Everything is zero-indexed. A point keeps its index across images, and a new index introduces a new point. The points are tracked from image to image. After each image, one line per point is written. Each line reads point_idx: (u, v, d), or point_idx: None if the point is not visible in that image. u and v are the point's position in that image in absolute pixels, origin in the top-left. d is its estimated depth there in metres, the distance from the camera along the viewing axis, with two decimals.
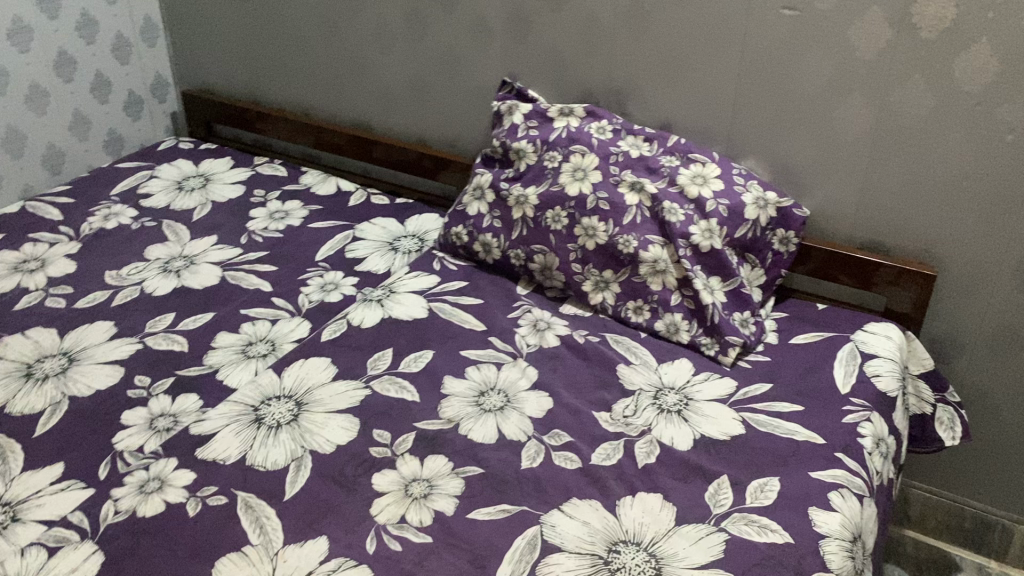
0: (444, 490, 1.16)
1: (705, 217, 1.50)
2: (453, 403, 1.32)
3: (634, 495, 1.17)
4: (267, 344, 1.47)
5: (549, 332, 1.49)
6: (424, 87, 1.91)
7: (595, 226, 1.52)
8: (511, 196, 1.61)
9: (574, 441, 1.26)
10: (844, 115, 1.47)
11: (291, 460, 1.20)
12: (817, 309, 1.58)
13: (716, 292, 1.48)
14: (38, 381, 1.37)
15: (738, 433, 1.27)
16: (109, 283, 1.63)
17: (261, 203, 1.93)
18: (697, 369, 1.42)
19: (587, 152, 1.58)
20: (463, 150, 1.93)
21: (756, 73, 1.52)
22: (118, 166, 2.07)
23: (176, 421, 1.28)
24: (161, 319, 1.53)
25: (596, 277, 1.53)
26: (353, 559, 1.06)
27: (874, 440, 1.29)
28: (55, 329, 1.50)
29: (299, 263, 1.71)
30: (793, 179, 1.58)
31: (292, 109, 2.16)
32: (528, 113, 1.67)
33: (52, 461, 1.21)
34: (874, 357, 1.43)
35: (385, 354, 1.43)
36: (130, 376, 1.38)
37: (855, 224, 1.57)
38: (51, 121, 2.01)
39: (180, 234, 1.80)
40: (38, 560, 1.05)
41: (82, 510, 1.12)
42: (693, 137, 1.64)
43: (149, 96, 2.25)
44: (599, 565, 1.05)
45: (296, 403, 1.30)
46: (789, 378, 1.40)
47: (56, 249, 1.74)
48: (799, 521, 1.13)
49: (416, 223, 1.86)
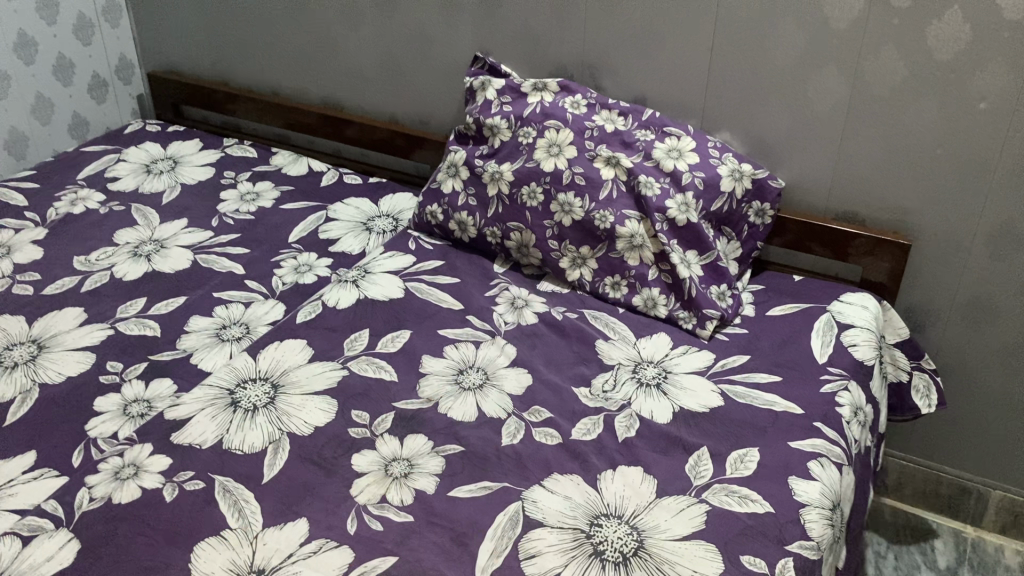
0: (425, 469, 1.16)
1: (681, 191, 1.49)
2: (431, 382, 1.32)
3: (616, 468, 1.17)
4: (242, 327, 1.45)
5: (526, 309, 1.49)
6: (395, 64, 1.88)
7: (572, 202, 1.51)
8: (486, 173, 1.59)
9: (554, 416, 1.26)
10: (818, 86, 1.47)
11: (269, 443, 1.19)
12: (793, 280, 1.58)
13: (693, 266, 1.48)
14: (6, 369, 1.34)
15: (718, 405, 1.28)
16: (78, 269, 1.60)
17: (232, 184, 1.90)
18: (675, 343, 1.42)
19: (562, 127, 1.56)
20: (436, 128, 1.92)
21: (729, 45, 1.51)
22: (83, 151, 2.03)
23: (151, 407, 1.26)
24: (132, 304, 1.51)
25: (573, 254, 1.53)
26: (334, 540, 1.05)
27: (852, 409, 1.30)
28: (23, 317, 1.47)
29: (272, 245, 1.69)
30: (768, 151, 1.58)
31: (261, 89, 2.12)
32: (501, 88, 1.65)
33: (24, 450, 1.19)
34: (851, 327, 1.44)
35: (362, 335, 1.41)
36: (101, 362, 1.36)
37: (829, 195, 1.57)
38: (13, 105, 1.97)
39: (150, 218, 1.77)
40: (12, 549, 1.03)
41: (56, 498, 1.10)
42: (667, 111, 1.64)
43: (114, 79, 2.21)
44: (581, 539, 1.05)
45: (272, 385, 1.29)
46: (767, 349, 1.40)
47: (22, 235, 1.70)
48: (779, 491, 1.14)
49: (390, 203, 1.84)
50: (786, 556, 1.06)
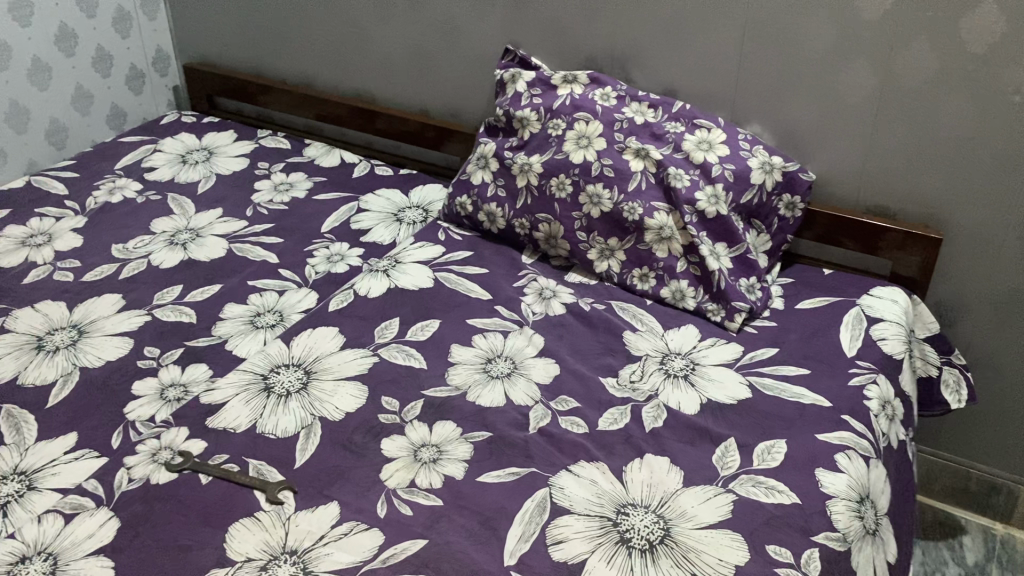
0: (453, 456, 1.18)
1: (711, 182, 1.49)
2: (460, 371, 1.33)
3: (642, 458, 1.18)
4: (275, 314, 1.47)
5: (554, 299, 1.50)
6: (425, 56, 1.90)
7: (600, 193, 1.52)
8: (515, 165, 1.61)
9: (581, 406, 1.27)
10: (849, 78, 1.47)
11: (302, 428, 1.21)
12: (823, 274, 1.58)
13: (722, 258, 1.48)
14: (48, 353, 1.38)
15: (745, 396, 1.28)
16: (116, 257, 1.64)
17: (265, 175, 1.93)
18: (703, 335, 1.42)
19: (591, 119, 1.57)
20: (466, 121, 1.93)
21: (759, 37, 1.51)
22: (121, 141, 2.07)
23: (187, 391, 1.29)
24: (168, 292, 1.54)
25: (601, 245, 1.54)
26: (364, 522, 1.07)
27: (881, 402, 1.30)
28: (64, 302, 1.51)
29: (305, 235, 1.72)
30: (798, 144, 1.58)
31: (294, 81, 2.15)
32: (531, 80, 1.66)
33: (65, 431, 1.22)
34: (880, 321, 1.44)
35: (392, 324, 1.43)
36: (140, 348, 1.39)
37: (859, 188, 1.57)
38: (54, 96, 2.01)
39: (185, 208, 1.80)
40: (55, 526, 1.07)
41: (96, 478, 1.13)
42: (697, 103, 1.64)
43: (150, 70, 2.24)
44: (608, 527, 1.06)
45: (306, 371, 1.31)
46: (795, 342, 1.40)
47: (62, 223, 1.74)
48: (805, 482, 1.15)
49: (420, 194, 1.86)
50: (812, 546, 1.06)
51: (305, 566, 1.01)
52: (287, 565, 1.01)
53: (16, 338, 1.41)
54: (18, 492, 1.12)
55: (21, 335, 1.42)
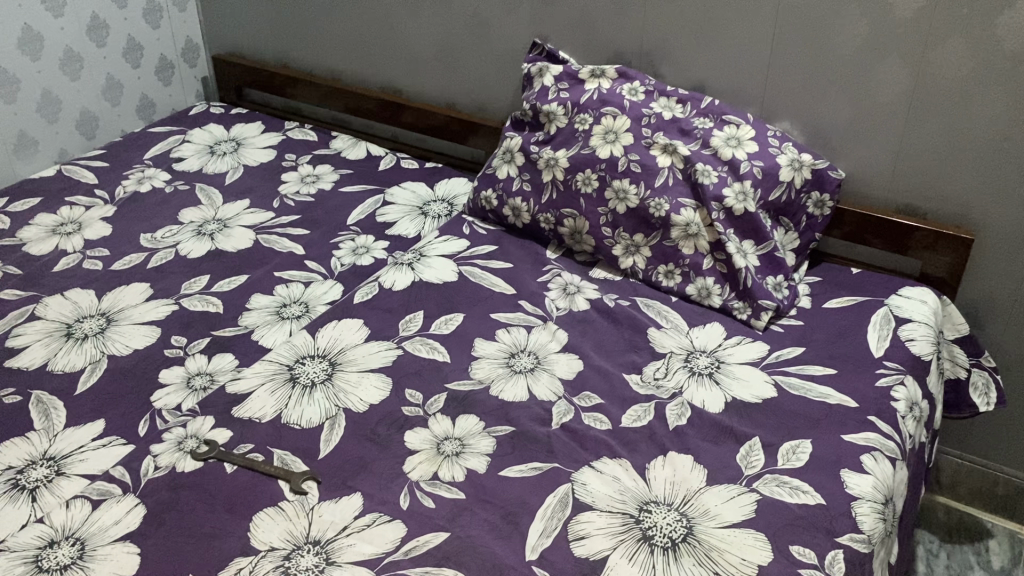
0: (476, 449, 1.18)
1: (739, 179, 1.48)
2: (484, 365, 1.33)
3: (665, 455, 1.17)
4: (301, 305, 1.48)
5: (578, 295, 1.49)
6: (453, 50, 1.90)
7: (627, 188, 1.51)
8: (541, 159, 1.60)
9: (604, 402, 1.27)
10: (881, 76, 1.45)
11: (326, 419, 1.22)
12: (851, 273, 1.56)
13: (749, 256, 1.47)
14: (77, 340, 1.39)
15: (771, 396, 1.27)
16: (144, 246, 1.65)
17: (292, 167, 1.94)
18: (729, 334, 1.41)
19: (619, 114, 1.56)
20: (493, 114, 1.93)
21: (790, 33, 1.49)
22: (151, 131, 2.08)
23: (213, 380, 1.31)
24: (195, 281, 1.55)
25: (627, 241, 1.53)
26: (387, 514, 1.08)
27: (908, 404, 1.29)
28: (93, 290, 1.52)
29: (331, 227, 1.72)
30: (828, 141, 1.56)
31: (321, 73, 2.16)
32: (558, 75, 1.65)
33: (93, 418, 1.24)
34: (908, 322, 1.42)
35: (416, 317, 1.43)
36: (167, 336, 1.41)
37: (890, 187, 1.55)
38: (85, 86, 2.03)
39: (213, 198, 1.81)
40: (82, 512, 1.08)
41: (123, 465, 1.14)
42: (726, 99, 1.62)
43: (180, 61, 2.26)
44: (630, 524, 1.06)
45: (330, 363, 1.32)
46: (821, 342, 1.39)
47: (92, 212, 1.76)
48: (830, 483, 1.14)
49: (445, 187, 1.86)
50: (837, 548, 1.05)
51: (328, 557, 1.02)
52: (310, 555, 1.02)
53: (46, 325, 1.43)
54: (47, 477, 1.13)
55: (51, 322, 1.44)
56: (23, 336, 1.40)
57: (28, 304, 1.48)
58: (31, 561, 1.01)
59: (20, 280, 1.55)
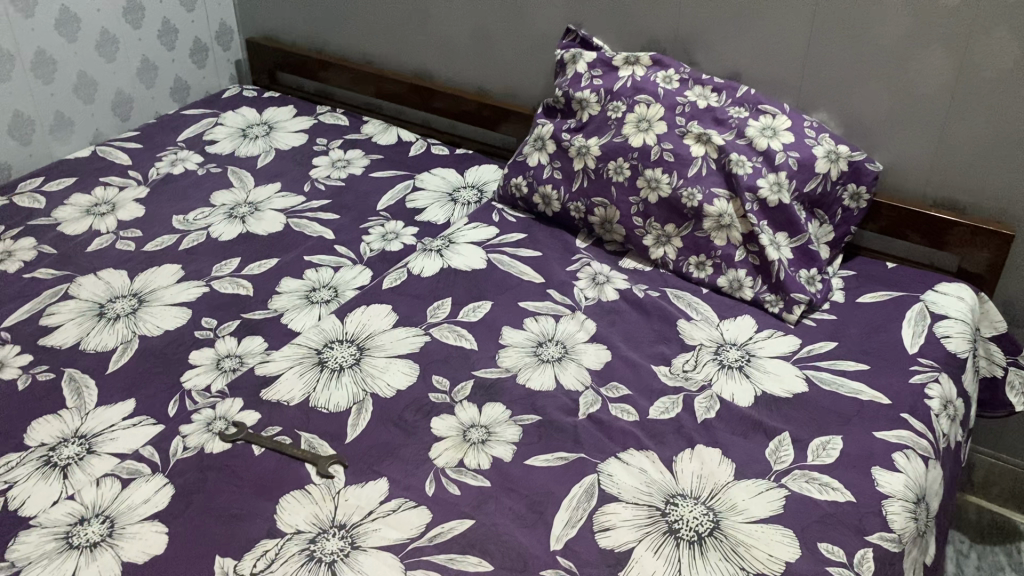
0: (502, 438, 1.17)
1: (774, 170, 1.46)
2: (511, 353, 1.33)
3: (693, 448, 1.16)
4: (330, 290, 1.49)
5: (608, 285, 1.48)
6: (486, 35, 1.88)
7: (659, 178, 1.50)
8: (573, 147, 1.59)
9: (632, 393, 1.26)
10: (922, 67, 1.42)
11: (353, 403, 1.22)
12: (886, 267, 1.53)
13: (782, 248, 1.45)
14: (109, 320, 1.41)
15: (801, 390, 1.25)
16: (177, 228, 1.67)
17: (323, 151, 1.94)
18: (760, 327, 1.39)
19: (652, 102, 1.54)
20: (525, 101, 1.91)
21: (829, 22, 1.46)
22: (184, 114, 2.10)
23: (242, 362, 1.31)
24: (226, 264, 1.56)
25: (658, 231, 1.51)
26: (412, 500, 1.08)
27: (942, 402, 1.27)
28: (125, 271, 1.54)
29: (361, 212, 1.72)
30: (866, 133, 1.53)
31: (354, 57, 2.15)
32: (592, 62, 1.63)
33: (124, 397, 1.25)
34: (944, 318, 1.39)
35: (444, 304, 1.43)
36: (197, 318, 1.42)
37: (929, 180, 1.52)
38: (120, 68, 2.05)
39: (245, 181, 1.82)
40: (112, 490, 1.09)
41: (153, 445, 1.16)
42: (762, 89, 1.60)
43: (214, 44, 2.27)
44: (656, 516, 1.05)
45: (358, 348, 1.32)
46: (854, 337, 1.37)
47: (125, 193, 1.78)
48: (861, 480, 1.12)
49: (475, 174, 1.85)
50: (866, 546, 1.04)
51: (353, 541, 1.02)
52: (336, 539, 1.02)
53: (79, 304, 1.44)
54: (78, 455, 1.14)
55: (84, 301, 1.45)
56: (57, 315, 1.42)
57: (62, 283, 1.50)
58: (62, 537, 1.02)
59: (54, 259, 1.56)
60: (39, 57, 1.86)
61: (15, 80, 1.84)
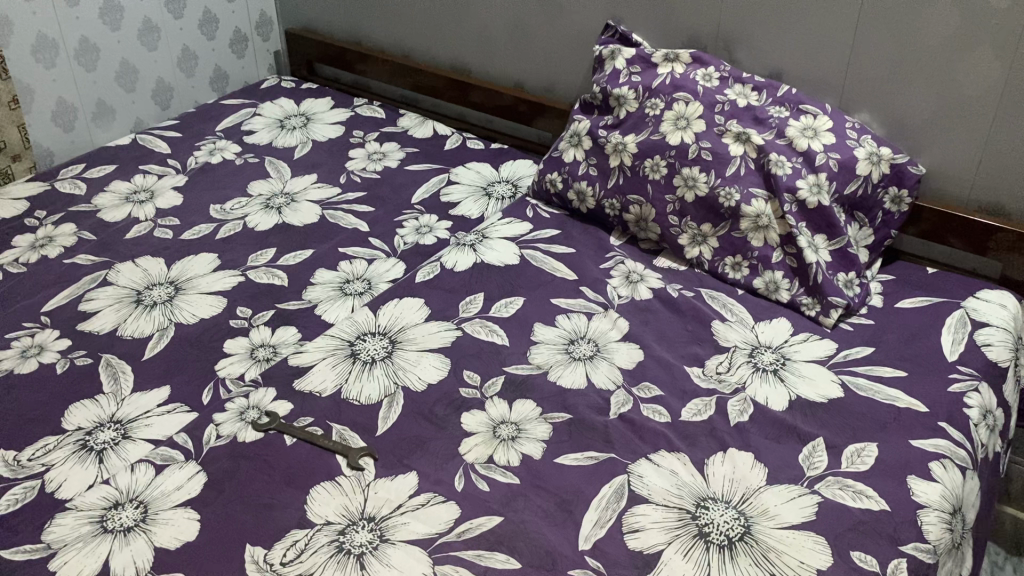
0: (532, 435, 1.17)
1: (814, 171, 1.43)
2: (543, 350, 1.32)
3: (725, 451, 1.15)
4: (364, 282, 1.49)
5: (641, 284, 1.47)
6: (524, 29, 1.87)
7: (696, 176, 1.48)
8: (609, 143, 1.58)
9: (664, 394, 1.24)
10: (968, 68, 1.39)
11: (385, 396, 1.22)
12: (926, 273, 1.50)
13: (821, 251, 1.43)
14: (146, 307, 1.42)
15: (837, 396, 1.24)
16: (214, 217, 1.68)
17: (360, 143, 1.94)
18: (796, 330, 1.38)
19: (691, 100, 1.53)
20: (561, 96, 1.90)
21: (874, 20, 1.44)
22: (223, 103, 2.11)
23: (276, 352, 1.32)
24: (262, 254, 1.57)
25: (693, 230, 1.50)
26: (441, 495, 1.08)
27: (981, 412, 1.24)
28: (163, 258, 1.56)
29: (396, 205, 1.73)
30: (909, 135, 1.50)
31: (392, 50, 2.16)
32: (631, 58, 1.62)
33: (159, 384, 1.26)
34: (985, 326, 1.37)
35: (477, 299, 1.43)
36: (232, 307, 1.43)
37: (973, 182, 1.48)
38: (162, 56, 2.07)
39: (282, 171, 1.83)
40: (146, 476, 1.10)
41: (186, 432, 1.17)
42: (803, 88, 1.57)
43: (254, 34, 2.28)
44: (686, 519, 1.05)
45: (391, 341, 1.32)
46: (892, 343, 1.34)
47: (164, 181, 1.80)
48: (896, 489, 1.10)
49: (510, 169, 1.85)
50: (900, 556, 1.02)
51: (382, 534, 1.02)
52: (365, 531, 1.02)
53: (117, 291, 1.46)
54: (114, 440, 1.16)
55: (121, 288, 1.47)
56: (95, 301, 1.44)
57: (101, 269, 1.52)
58: (96, 521, 1.04)
59: (94, 245, 1.58)
60: (83, 45, 1.89)
61: (59, 67, 1.86)
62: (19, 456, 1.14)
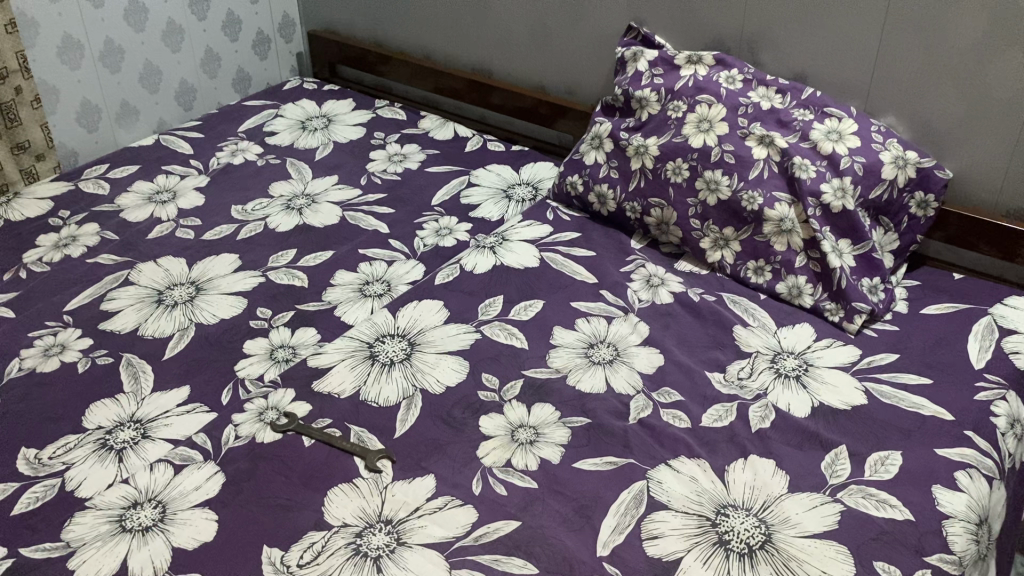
0: (550, 439, 1.16)
1: (839, 175, 1.42)
2: (562, 354, 1.31)
3: (746, 458, 1.13)
4: (383, 284, 1.49)
5: (662, 288, 1.46)
6: (546, 31, 1.87)
7: (719, 179, 1.47)
8: (631, 145, 1.57)
9: (684, 400, 1.23)
10: (996, 72, 1.37)
11: (403, 398, 1.22)
12: (953, 279, 1.48)
13: (844, 256, 1.41)
14: (167, 307, 1.43)
15: (860, 403, 1.22)
16: (235, 218, 1.69)
17: (381, 145, 1.94)
18: (819, 335, 1.36)
19: (714, 102, 1.51)
20: (584, 98, 1.89)
21: (900, 24, 1.42)
22: (245, 105, 2.12)
23: (295, 353, 1.32)
24: (283, 255, 1.57)
25: (715, 234, 1.48)
26: (459, 498, 1.07)
27: (1009, 421, 1.22)
28: (184, 259, 1.56)
29: (416, 206, 1.72)
30: (937, 139, 1.48)
31: (413, 52, 2.16)
32: (654, 60, 1.61)
33: (179, 384, 1.27)
34: (1013, 333, 1.34)
35: (496, 302, 1.42)
36: (252, 308, 1.43)
37: (1003, 188, 1.46)
38: (185, 58, 2.08)
39: (303, 173, 1.84)
40: (165, 476, 1.11)
41: (205, 433, 1.17)
42: (828, 91, 1.56)
43: (277, 36, 2.29)
44: (705, 527, 1.03)
45: (409, 342, 1.32)
46: (917, 349, 1.32)
47: (186, 182, 1.80)
48: (920, 498, 1.08)
49: (531, 171, 1.84)
50: (925, 567, 1.00)
51: (399, 537, 1.02)
52: (382, 534, 1.02)
53: (138, 291, 1.47)
54: (133, 440, 1.16)
55: (143, 288, 1.48)
56: (117, 300, 1.45)
57: (124, 269, 1.53)
58: (115, 520, 1.04)
59: (116, 245, 1.59)
60: (107, 47, 1.90)
61: (84, 68, 1.88)
62: (40, 455, 1.15)
